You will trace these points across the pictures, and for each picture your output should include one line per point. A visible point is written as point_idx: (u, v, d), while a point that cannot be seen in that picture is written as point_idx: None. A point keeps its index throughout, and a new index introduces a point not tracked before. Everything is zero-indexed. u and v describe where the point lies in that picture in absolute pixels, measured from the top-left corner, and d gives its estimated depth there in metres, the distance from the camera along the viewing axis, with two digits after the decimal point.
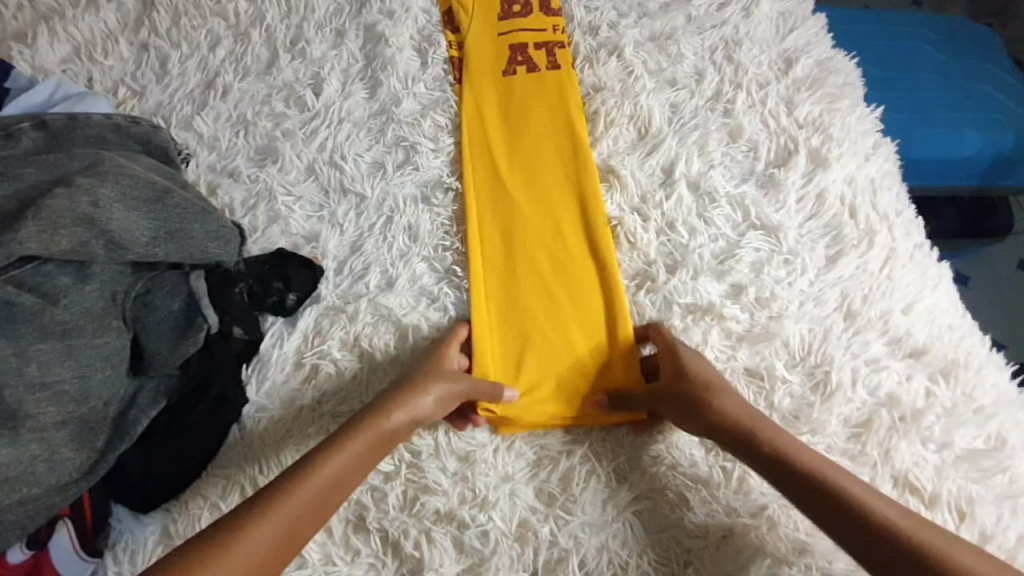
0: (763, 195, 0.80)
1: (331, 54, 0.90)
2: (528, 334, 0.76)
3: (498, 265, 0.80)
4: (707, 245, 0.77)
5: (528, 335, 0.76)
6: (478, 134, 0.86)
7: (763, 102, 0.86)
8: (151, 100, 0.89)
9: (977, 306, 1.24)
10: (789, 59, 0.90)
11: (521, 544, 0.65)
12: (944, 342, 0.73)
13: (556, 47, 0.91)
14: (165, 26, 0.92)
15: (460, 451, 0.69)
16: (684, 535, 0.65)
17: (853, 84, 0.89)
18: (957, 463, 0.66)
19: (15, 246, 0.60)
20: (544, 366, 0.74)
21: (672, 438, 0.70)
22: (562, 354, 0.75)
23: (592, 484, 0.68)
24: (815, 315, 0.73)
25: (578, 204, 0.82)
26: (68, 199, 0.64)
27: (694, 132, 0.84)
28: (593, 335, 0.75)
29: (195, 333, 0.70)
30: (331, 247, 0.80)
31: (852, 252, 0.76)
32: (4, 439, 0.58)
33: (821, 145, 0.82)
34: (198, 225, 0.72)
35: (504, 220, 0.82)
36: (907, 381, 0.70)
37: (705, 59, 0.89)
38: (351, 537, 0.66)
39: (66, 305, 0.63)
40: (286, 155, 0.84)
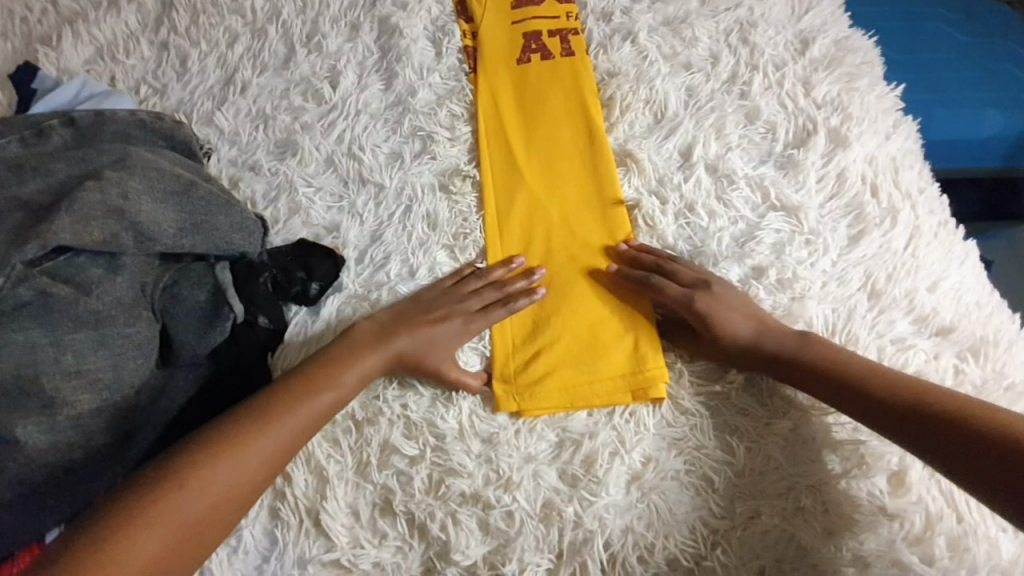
0: (782, 176, 0.79)
1: (347, 47, 0.91)
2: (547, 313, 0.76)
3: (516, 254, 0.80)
4: (726, 227, 0.77)
5: (545, 315, 0.76)
6: (494, 123, 0.87)
7: (780, 83, 0.85)
8: (172, 97, 0.90)
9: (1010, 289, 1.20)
10: (806, 40, 0.89)
11: (546, 525, 0.66)
12: (972, 320, 0.72)
13: (569, 34, 0.91)
14: (184, 25, 0.94)
15: (483, 433, 0.69)
16: (711, 517, 0.66)
17: (872, 63, 0.88)
18: None
19: (50, 237, 0.62)
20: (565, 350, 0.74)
21: (698, 420, 0.69)
22: (580, 331, 0.75)
23: (616, 465, 0.67)
24: (839, 295, 0.72)
25: (593, 191, 0.82)
26: (99, 191, 0.66)
27: (710, 115, 0.84)
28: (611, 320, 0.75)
29: (222, 322, 0.72)
30: (351, 236, 0.80)
31: (875, 231, 0.75)
32: (42, 425, 0.60)
33: (840, 124, 0.81)
34: (223, 216, 0.74)
35: (519, 209, 0.82)
36: (935, 359, 0.69)
37: (720, 42, 0.89)
38: (378, 521, 0.66)
39: (98, 295, 0.65)
40: (305, 147, 0.85)
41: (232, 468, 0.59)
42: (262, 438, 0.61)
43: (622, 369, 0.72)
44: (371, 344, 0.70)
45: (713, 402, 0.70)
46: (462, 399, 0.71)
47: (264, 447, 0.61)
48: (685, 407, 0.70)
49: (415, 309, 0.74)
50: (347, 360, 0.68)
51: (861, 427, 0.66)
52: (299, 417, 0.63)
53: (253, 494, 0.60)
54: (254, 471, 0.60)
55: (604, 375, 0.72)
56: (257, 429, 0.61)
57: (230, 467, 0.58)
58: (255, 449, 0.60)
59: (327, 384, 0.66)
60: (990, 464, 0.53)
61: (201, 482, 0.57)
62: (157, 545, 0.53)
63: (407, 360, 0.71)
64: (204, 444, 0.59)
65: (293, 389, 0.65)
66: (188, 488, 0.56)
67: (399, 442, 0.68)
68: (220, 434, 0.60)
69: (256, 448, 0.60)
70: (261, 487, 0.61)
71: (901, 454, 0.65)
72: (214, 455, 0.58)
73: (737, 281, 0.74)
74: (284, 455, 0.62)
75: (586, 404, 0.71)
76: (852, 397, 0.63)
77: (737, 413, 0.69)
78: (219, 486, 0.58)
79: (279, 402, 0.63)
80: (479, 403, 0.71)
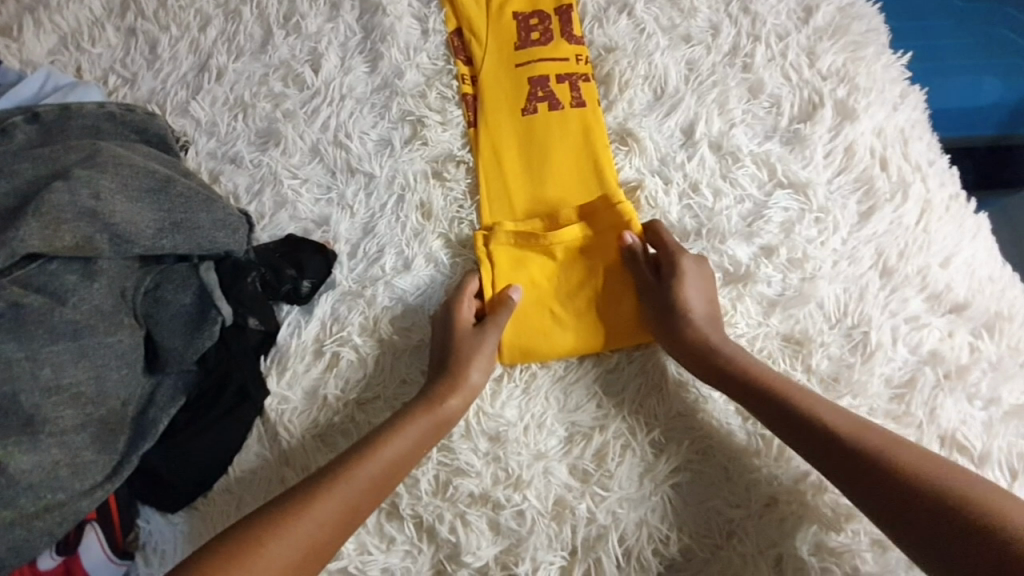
0: (788, 152, 0.77)
1: (328, 27, 0.86)
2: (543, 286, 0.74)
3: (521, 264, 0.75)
4: (733, 207, 0.74)
5: (557, 321, 0.72)
6: (486, 99, 0.83)
7: (783, 54, 0.82)
8: (143, 88, 0.85)
9: None
10: (809, 7, 0.84)
11: (558, 523, 0.64)
12: (986, 296, 0.71)
13: (579, 79, 0.82)
14: (151, 7, 0.88)
15: (490, 431, 0.66)
16: (726, 506, 0.64)
17: (878, 30, 0.84)
18: (1006, 419, 0.65)
19: (17, 245, 0.58)
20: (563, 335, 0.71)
21: (709, 408, 0.67)
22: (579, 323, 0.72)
23: (627, 458, 0.66)
24: (851, 274, 0.70)
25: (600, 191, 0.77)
26: (68, 192, 0.61)
27: (712, 90, 0.80)
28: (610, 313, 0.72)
29: (210, 326, 0.68)
30: (342, 230, 0.77)
31: (887, 206, 0.73)
32: (24, 445, 0.57)
33: (847, 96, 0.78)
34: (204, 214, 0.69)
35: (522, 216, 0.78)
36: (950, 337, 0.68)
37: (720, 12, 0.84)
38: (385, 525, 0.64)
39: (75, 304, 0.61)
40: (288, 136, 0.81)
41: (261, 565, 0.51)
42: (295, 526, 0.54)
43: (629, 359, 0.70)
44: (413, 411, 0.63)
45: None
46: None
47: (294, 539, 0.54)
48: (695, 396, 0.68)
49: (444, 354, 0.67)
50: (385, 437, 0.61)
51: (876, 408, 0.65)
52: (336, 502, 0.56)
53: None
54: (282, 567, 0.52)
55: (610, 366, 0.70)
56: (288, 519, 0.54)
57: (255, 562, 0.51)
58: (285, 541, 0.53)
59: (361, 465, 0.59)
60: (945, 534, 0.48)
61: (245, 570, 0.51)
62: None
63: (447, 423, 0.64)
64: (231, 541, 0.53)
65: (326, 471, 0.58)
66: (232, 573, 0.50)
67: None
68: (246, 529, 0.54)
69: (287, 539, 0.53)
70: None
71: (919, 435, 0.64)
72: (238, 553, 0.51)
73: (748, 261, 0.71)
74: (324, 548, 0.55)
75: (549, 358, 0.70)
76: (804, 435, 0.58)
77: None
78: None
79: (312, 486, 0.57)
80: (485, 399, 0.68)
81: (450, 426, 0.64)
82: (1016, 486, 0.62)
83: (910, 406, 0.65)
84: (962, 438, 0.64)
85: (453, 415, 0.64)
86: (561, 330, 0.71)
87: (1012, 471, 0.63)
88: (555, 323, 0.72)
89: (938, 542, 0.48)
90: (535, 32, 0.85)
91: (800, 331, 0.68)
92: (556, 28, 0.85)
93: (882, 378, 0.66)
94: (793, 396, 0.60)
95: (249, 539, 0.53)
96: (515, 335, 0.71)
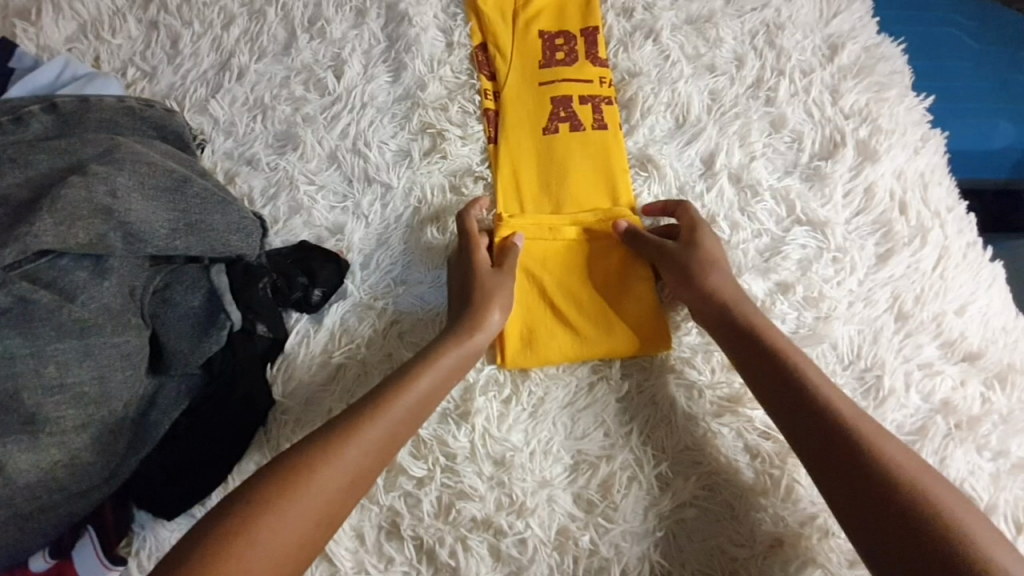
0: (808, 189, 0.77)
1: (352, 34, 0.85)
2: (548, 279, 0.74)
3: (534, 262, 0.75)
4: (751, 241, 0.74)
5: (563, 323, 0.72)
6: (508, 118, 0.82)
7: (806, 91, 0.82)
8: (162, 82, 0.84)
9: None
10: (834, 45, 0.85)
11: (560, 552, 0.63)
12: (999, 346, 0.71)
13: (602, 101, 0.82)
14: (175, 2, 0.87)
15: (495, 454, 0.66)
16: (730, 544, 0.63)
17: (901, 72, 0.85)
18: (1014, 472, 0.65)
19: (30, 240, 0.57)
20: (567, 339, 0.71)
21: (718, 444, 0.67)
22: (584, 329, 0.72)
23: (633, 491, 0.65)
24: (866, 316, 0.70)
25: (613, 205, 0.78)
26: (84, 188, 0.60)
27: (735, 122, 0.80)
28: (618, 322, 0.72)
29: (218, 331, 0.67)
30: (356, 239, 0.76)
31: (904, 250, 0.73)
32: (24, 444, 0.55)
33: (869, 137, 0.79)
34: (219, 216, 0.69)
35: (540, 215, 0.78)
36: (962, 386, 0.68)
37: (745, 44, 0.84)
38: (385, 545, 0.63)
39: (84, 302, 0.60)
40: (306, 141, 0.80)
41: (309, 490, 0.53)
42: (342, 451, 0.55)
43: (639, 387, 0.70)
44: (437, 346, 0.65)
45: (734, 426, 0.67)
46: (474, 417, 0.66)
47: (322, 482, 0.53)
48: (704, 430, 0.67)
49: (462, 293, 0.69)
50: (413, 372, 0.62)
51: None
52: (379, 429, 0.58)
53: (334, 517, 0.54)
54: (330, 494, 0.54)
55: (621, 394, 0.69)
56: (313, 462, 0.54)
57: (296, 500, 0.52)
58: (314, 484, 0.53)
59: (396, 396, 0.60)
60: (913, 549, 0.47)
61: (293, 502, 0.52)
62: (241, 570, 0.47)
63: (461, 365, 0.65)
64: (271, 475, 0.53)
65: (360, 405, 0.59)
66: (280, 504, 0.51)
67: (406, 463, 0.65)
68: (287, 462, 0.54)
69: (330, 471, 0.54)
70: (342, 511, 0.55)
71: None
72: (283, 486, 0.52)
73: (763, 297, 0.71)
74: (353, 486, 0.55)
75: (549, 361, 0.71)
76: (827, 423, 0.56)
77: (760, 437, 0.67)
78: (283, 529, 0.50)
79: (346, 420, 0.57)
80: (492, 421, 0.67)
81: (465, 366, 0.65)
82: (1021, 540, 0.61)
83: (920, 454, 0.65)
84: (970, 489, 0.63)
85: (478, 352, 0.66)
86: (567, 329, 0.72)
87: (1017, 524, 0.62)
88: (560, 321, 0.73)
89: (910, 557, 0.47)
90: (560, 51, 0.85)
91: None
92: (582, 49, 0.84)
93: (892, 425, 0.66)
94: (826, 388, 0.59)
95: (276, 486, 0.52)
96: (519, 336, 0.71)
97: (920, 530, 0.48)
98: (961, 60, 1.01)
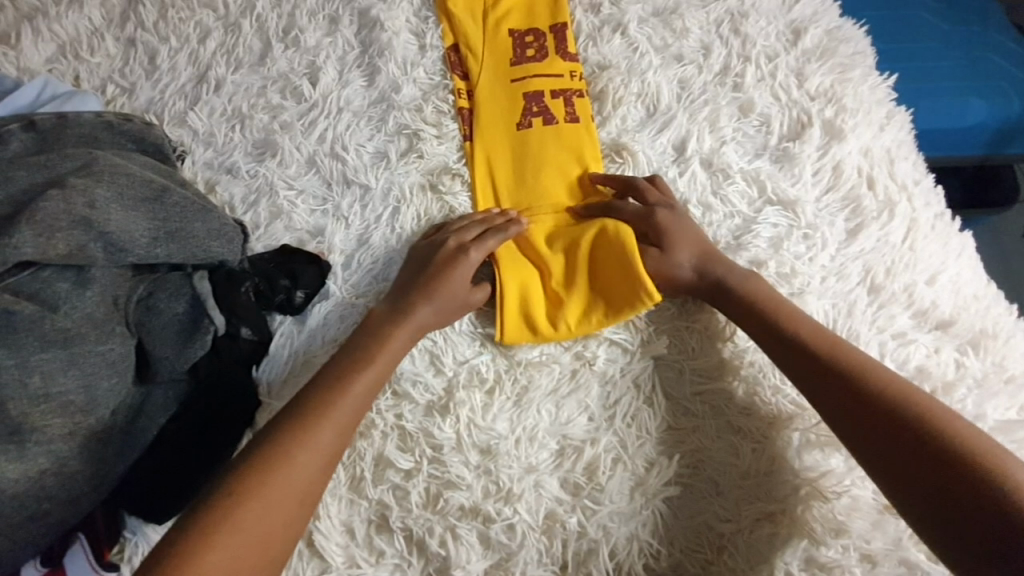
0: (778, 170, 0.78)
1: (326, 41, 0.87)
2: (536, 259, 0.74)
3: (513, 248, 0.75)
4: (722, 222, 0.76)
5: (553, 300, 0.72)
6: (482, 116, 0.84)
7: (773, 75, 0.83)
8: (141, 98, 0.85)
9: (1013, 271, 1.13)
10: (798, 30, 0.87)
11: (549, 536, 0.64)
12: (971, 313, 0.72)
13: (573, 95, 0.83)
14: (152, 19, 0.89)
15: (481, 444, 0.66)
16: (716, 521, 0.65)
17: (864, 53, 0.87)
18: (991, 435, 0.66)
19: (10, 252, 0.58)
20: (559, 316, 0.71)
21: (700, 423, 0.68)
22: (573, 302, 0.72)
23: (618, 472, 0.66)
24: (839, 290, 0.72)
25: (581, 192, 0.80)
26: (63, 200, 0.61)
27: (704, 108, 0.82)
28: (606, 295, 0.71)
29: (202, 336, 0.68)
30: (337, 241, 0.77)
31: (873, 224, 0.75)
32: (11, 453, 0.57)
33: (835, 116, 0.80)
34: (199, 223, 0.70)
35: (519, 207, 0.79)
36: (936, 353, 0.69)
37: (711, 33, 0.86)
38: (375, 538, 0.64)
39: (67, 312, 0.61)
40: (284, 148, 0.81)
41: (304, 452, 0.58)
42: (310, 438, 0.59)
43: (624, 371, 0.70)
44: (391, 325, 0.67)
45: (716, 403, 0.68)
46: (457, 409, 0.67)
47: (318, 446, 0.59)
48: (689, 411, 0.68)
49: (416, 275, 0.71)
50: (358, 362, 0.64)
51: None
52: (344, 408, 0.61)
53: (303, 513, 0.57)
54: (292, 498, 0.56)
55: (605, 379, 0.69)
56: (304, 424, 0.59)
57: (294, 464, 0.57)
58: (309, 446, 0.58)
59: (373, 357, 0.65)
60: (918, 454, 0.54)
61: (289, 465, 0.57)
62: (228, 568, 0.51)
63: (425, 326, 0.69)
64: (242, 475, 0.56)
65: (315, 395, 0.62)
66: (278, 469, 0.56)
67: (393, 456, 0.66)
68: (256, 460, 0.57)
69: (292, 472, 0.57)
70: (321, 485, 0.59)
71: None
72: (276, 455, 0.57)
73: None
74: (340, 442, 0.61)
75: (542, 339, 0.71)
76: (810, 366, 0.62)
77: (742, 414, 0.67)
78: (280, 495, 0.56)
79: (330, 382, 0.62)
80: (476, 411, 0.67)
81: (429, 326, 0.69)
82: None
83: None
84: None
85: (449, 307, 0.70)
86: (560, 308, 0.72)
87: None
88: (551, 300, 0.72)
89: (915, 468, 0.54)
90: (529, 48, 0.87)
91: None
92: (551, 45, 0.86)
93: None
94: (794, 329, 0.64)
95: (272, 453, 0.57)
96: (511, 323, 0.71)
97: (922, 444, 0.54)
98: (925, 42, 1.03)
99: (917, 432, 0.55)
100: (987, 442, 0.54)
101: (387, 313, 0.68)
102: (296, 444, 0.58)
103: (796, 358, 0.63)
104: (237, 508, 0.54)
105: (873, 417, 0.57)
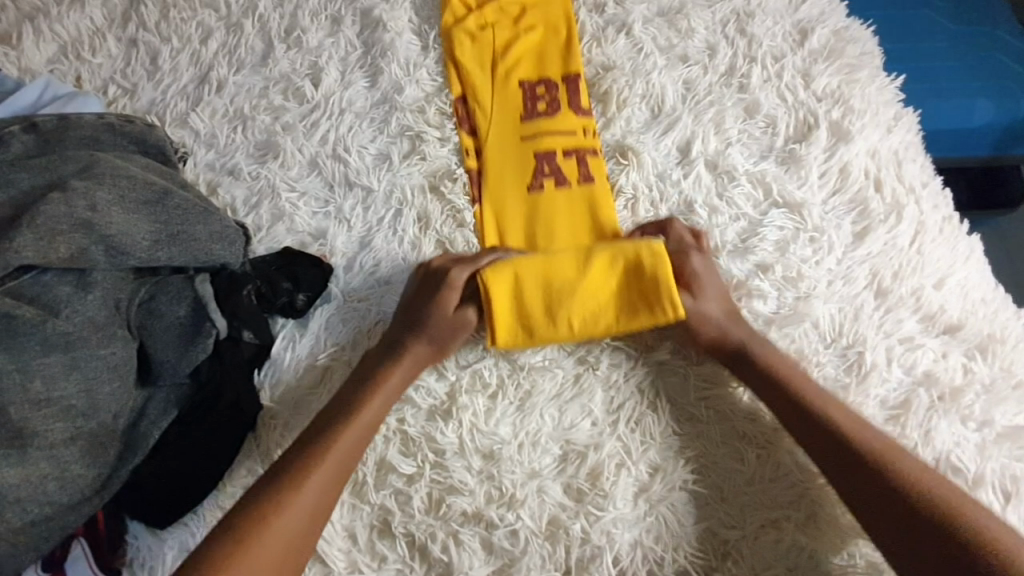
0: (784, 172, 0.77)
1: (328, 42, 0.86)
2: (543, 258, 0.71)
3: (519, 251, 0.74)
4: (727, 225, 0.75)
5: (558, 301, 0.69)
6: (488, 130, 0.83)
7: (779, 75, 0.83)
8: (143, 98, 0.85)
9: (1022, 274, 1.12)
10: (804, 30, 0.86)
11: (552, 542, 0.64)
12: (979, 317, 0.71)
13: (580, 112, 0.82)
14: (153, 19, 0.88)
15: (483, 448, 0.66)
16: (721, 527, 0.64)
17: (871, 53, 0.86)
18: (999, 441, 0.65)
19: (12, 256, 0.58)
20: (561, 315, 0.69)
21: (704, 428, 0.67)
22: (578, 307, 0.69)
23: (622, 477, 0.65)
24: (846, 294, 0.71)
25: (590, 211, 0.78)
26: (64, 204, 0.61)
27: (709, 109, 0.81)
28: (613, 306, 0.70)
29: (204, 339, 0.68)
30: (339, 243, 0.77)
31: (880, 227, 0.74)
32: (12, 458, 0.56)
33: (842, 118, 0.79)
34: (201, 226, 0.69)
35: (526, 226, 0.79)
36: (943, 358, 0.69)
37: (717, 33, 0.85)
38: (377, 543, 0.64)
39: (68, 315, 0.61)
40: (286, 149, 0.81)
41: (297, 501, 0.58)
42: (304, 486, 0.59)
43: (628, 375, 0.69)
44: (388, 364, 0.67)
45: (721, 409, 0.68)
46: (459, 413, 0.67)
47: (309, 498, 0.59)
48: (693, 416, 0.68)
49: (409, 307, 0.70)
50: (353, 407, 0.64)
51: None
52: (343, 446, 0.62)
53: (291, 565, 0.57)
54: (282, 549, 0.56)
55: (608, 383, 0.69)
56: (300, 474, 0.60)
57: (287, 515, 0.57)
58: (303, 496, 0.59)
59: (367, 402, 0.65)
60: (909, 526, 0.55)
61: (283, 517, 0.57)
62: None
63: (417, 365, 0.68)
64: (238, 525, 0.56)
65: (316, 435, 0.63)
66: (272, 522, 0.57)
67: (395, 460, 0.65)
68: (252, 509, 0.57)
69: (286, 526, 0.57)
70: (313, 537, 0.59)
71: None
72: (271, 506, 0.57)
73: (741, 276, 0.72)
74: (331, 492, 0.61)
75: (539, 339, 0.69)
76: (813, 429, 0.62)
77: (747, 419, 0.67)
78: (271, 548, 0.56)
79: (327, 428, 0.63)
80: (478, 415, 0.67)
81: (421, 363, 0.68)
82: (1011, 509, 0.62)
83: (904, 427, 0.65)
84: (957, 460, 0.64)
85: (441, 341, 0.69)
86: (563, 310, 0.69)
87: (1005, 494, 0.63)
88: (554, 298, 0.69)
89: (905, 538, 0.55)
90: (536, 65, 0.86)
91: (795, 351, 0.69)
92: (558, 61, 0.86)
93: (876, 400, 0.67)
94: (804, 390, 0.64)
95: (267, 503, 0.58)
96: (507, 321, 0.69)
97: (912, 515, 0.55)
98: (932, 42, 1.02)
99: (909, 504, 0.56)
100: (976, 515, 0.55)
101: (382, 349, 0.68)
102: (290, 495, 0.58)
103: (802, 420, 0.63)
104: (230, 559, 0.54)
105: (868, 479, 0.58)
